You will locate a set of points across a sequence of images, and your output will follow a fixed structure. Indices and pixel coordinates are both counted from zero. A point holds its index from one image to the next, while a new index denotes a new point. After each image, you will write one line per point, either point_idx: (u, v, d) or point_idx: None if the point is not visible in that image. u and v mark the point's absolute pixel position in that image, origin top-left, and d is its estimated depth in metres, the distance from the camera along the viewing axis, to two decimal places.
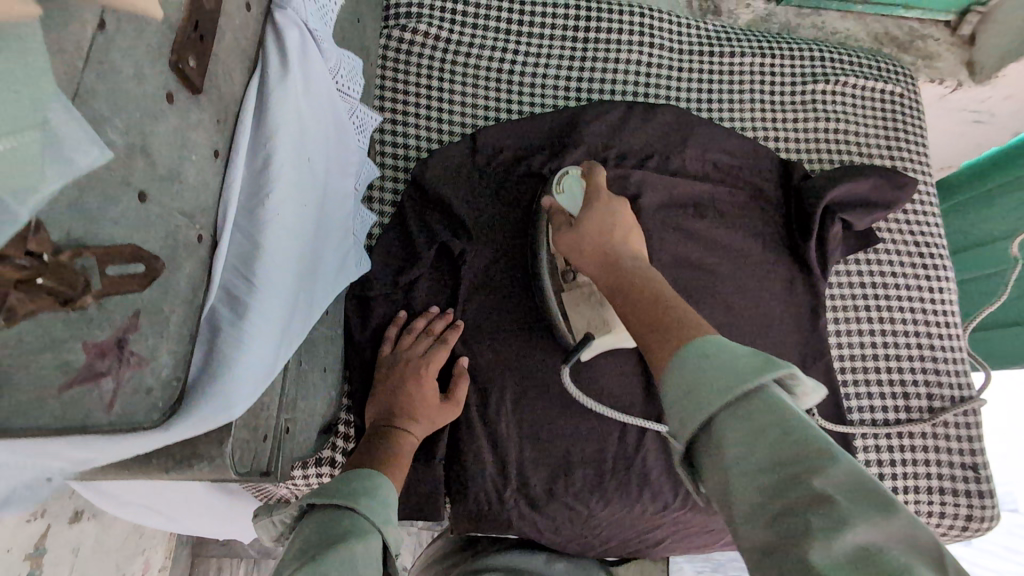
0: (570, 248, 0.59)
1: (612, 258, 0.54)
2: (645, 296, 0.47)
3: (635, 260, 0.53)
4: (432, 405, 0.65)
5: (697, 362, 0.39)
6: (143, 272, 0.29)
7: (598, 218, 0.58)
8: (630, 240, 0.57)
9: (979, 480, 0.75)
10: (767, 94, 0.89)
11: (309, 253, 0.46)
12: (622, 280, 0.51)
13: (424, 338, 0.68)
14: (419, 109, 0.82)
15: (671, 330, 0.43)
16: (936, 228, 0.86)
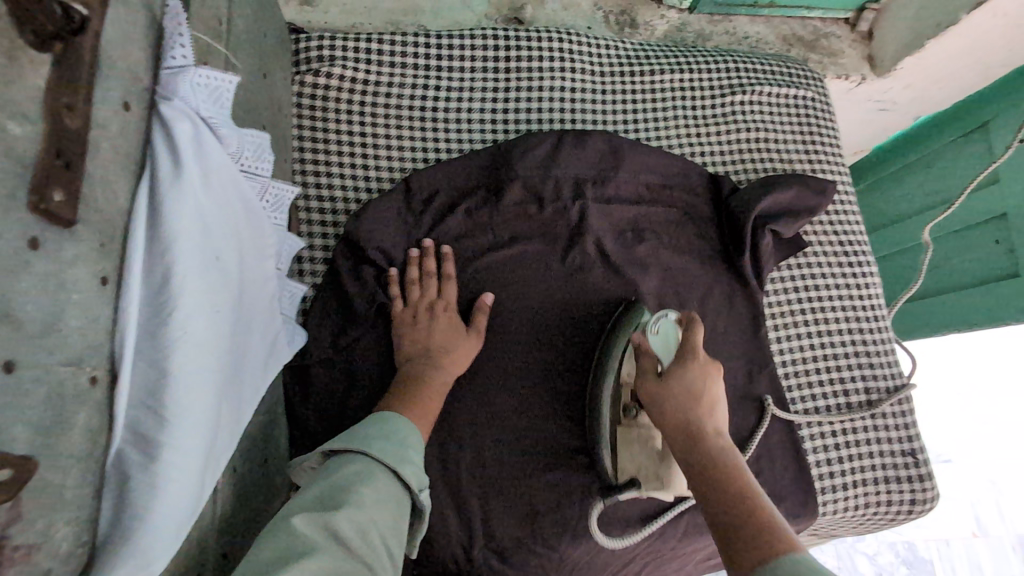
0: (653, 399, 0.60)
1: (699, 429, 0.56)
2: (738, 495, 0.50)
3: (723, 445, 0.55)
4: (458, 338, 0.68)
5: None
6: (10, 478, 0.26)
7: (695, 385, 0.58)
8: (717, 410, 0.58)
9: (918, 464, 0.80)
10: (690, 111, 0.91)
11: (230, 356, 0.43)
12: (713, 462, 0.54)
13: (429, 278, 0.71)
14: (343, 158, 0.78)
15: (755, 532, 0.47)
16: (856, 226, 0.90)
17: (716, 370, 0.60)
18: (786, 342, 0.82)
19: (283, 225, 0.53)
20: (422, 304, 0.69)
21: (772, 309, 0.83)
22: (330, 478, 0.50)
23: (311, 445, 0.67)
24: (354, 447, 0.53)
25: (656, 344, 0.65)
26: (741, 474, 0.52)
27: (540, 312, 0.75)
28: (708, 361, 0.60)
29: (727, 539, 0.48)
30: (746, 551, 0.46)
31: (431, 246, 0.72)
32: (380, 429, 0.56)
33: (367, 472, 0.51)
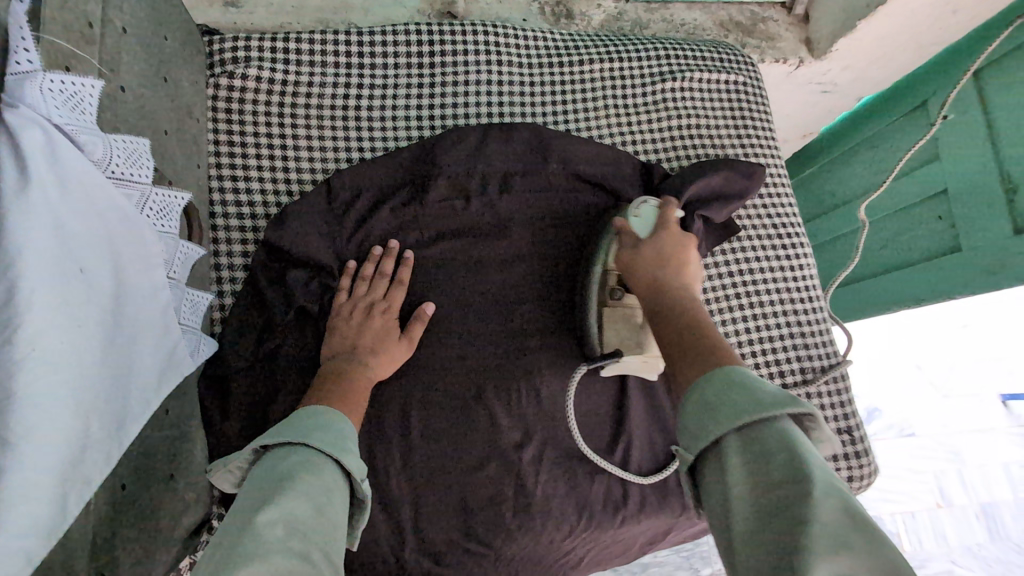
0: (630, 272, 0.65)
1: (665, 283, 0.60)
2: (694, 321, 0.53)
3: (688, 295, 0.59)
4: (393, 343, 0.67)
5: (720, 388, 0.44)
6: None
7: (663, 245, 0.64)
8: (684, 273, 0.62)
9: (854, 441, 0.81)
10: (620, 99, 0.90)
11: (104, 371, 0.42)
12: (681, 302, 0.57)
13: (380, 280, 0.70)
14: (262, 161, 0.75)
15: (697, 348, 0.49)
16: (790, 208, 0.91)
17: (689, 244, 0.65)
18: (721, 327, 0.83)
19: (173, 233, 0.51)
20: (360, 306, 0.69)
21: (706, 294, 0.83)
22: (268, 473, 0.48)
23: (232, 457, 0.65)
24: (292, 440, 0.51)
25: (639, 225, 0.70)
26: (698, 310, 0.55)
27: (469, 310, 0.74)
28: (686, 238, 0.66)
29: (674, 351, 0.51)
30: (683, 362, 0.49)
31: (395, 249, 0.72)
32: (313, 421, 0.54)
33: (315, 463, 0.49)
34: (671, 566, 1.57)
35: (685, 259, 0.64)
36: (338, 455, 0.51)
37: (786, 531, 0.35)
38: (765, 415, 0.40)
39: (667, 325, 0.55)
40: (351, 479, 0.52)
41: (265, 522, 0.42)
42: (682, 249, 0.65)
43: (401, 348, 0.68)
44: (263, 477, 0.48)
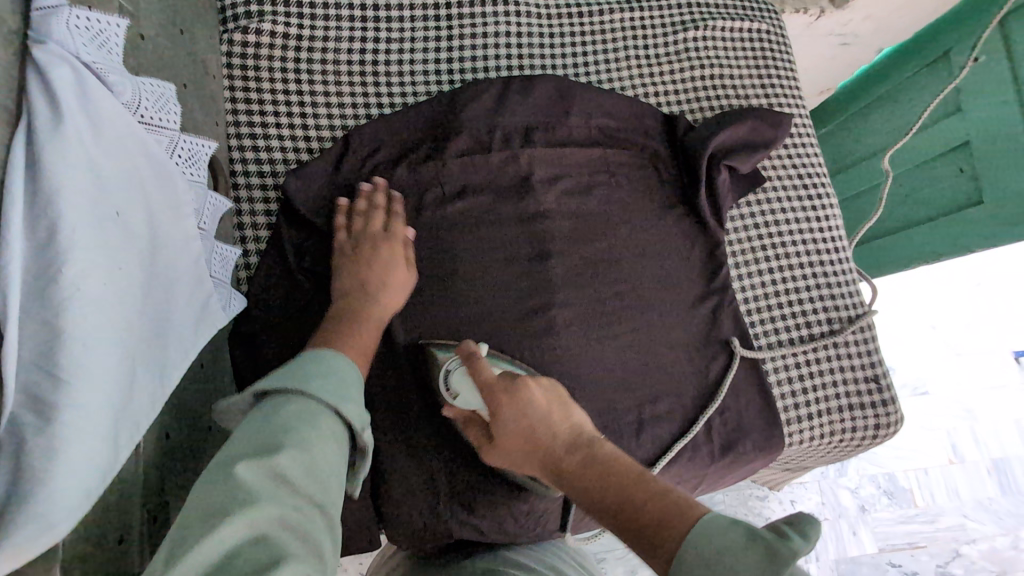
0: (515, 446, 0.60)
1: (554, 451, 0.56)
2: (622, 483, 0.49)
3: (574, 445, 0.55)
4: (398, 269, 0.66)
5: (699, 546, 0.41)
6: None
7: (512, 419, 0.59)
8: (557, 415, 0.58)
9: (882, 389, 0.81)
10: (642, 50, 0.88)
11: (144, 317, 0.41)
12: (569, 464, 0.54)
13: (377, 213, 0.68)
14: (281, 119, 0.74)
15: (657, 523, 0.44)
16: (815, 158, 0.89)
17: (519, 388, 0.59)
18: (747, 279, 0.82)
19: (202, 183, 0.50)
20: (363, 240, 0.67)
21: (733, 248, 0.83)
22: (265, 420, 0.44)
23: None
24: (290, 386, 0.47)
25: (462, 396, 0.64)
26: (600, 465, 0.52)
27: (494, 266, 0.75)
28: (504, 393, 0.59)
29: (637, 533, 0.45)
30: (655, 539, 0.44)
31: (383, 184, 0.70)
32: (316, 368, 0.50)
33: (314, 413, 0.46)
34: None
35: (537, 402, 0.59)
36: (336, 406, 0.48)
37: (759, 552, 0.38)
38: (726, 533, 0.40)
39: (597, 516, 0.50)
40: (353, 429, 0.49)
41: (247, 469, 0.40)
42: (524, 395, 0.59)
43: (406, 277, 0.66)
44: (258, 422, 0.44)
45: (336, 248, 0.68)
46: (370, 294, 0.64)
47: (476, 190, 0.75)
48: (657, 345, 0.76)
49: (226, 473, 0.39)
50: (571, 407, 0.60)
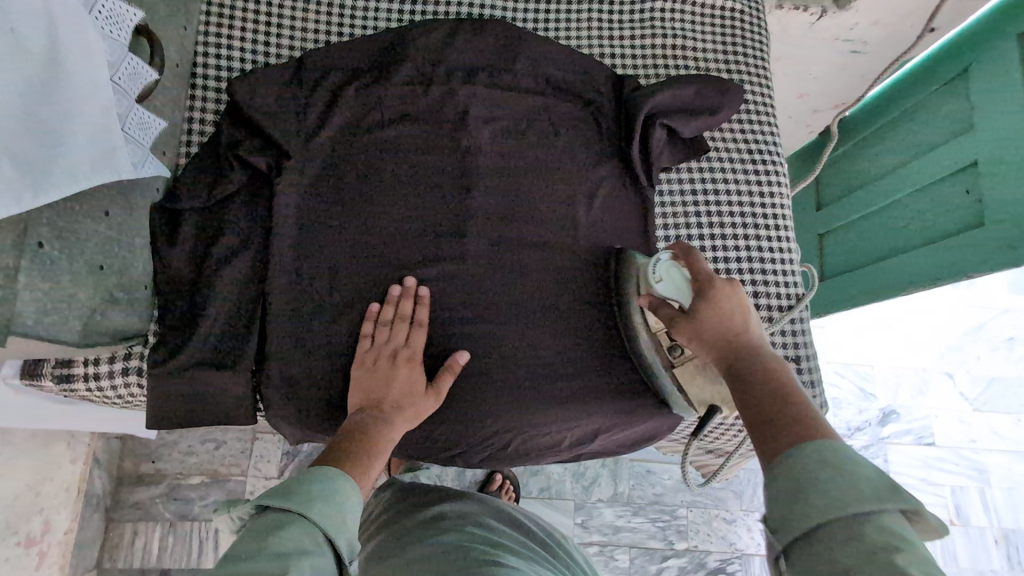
0: (691, 338, 0.63)
1: (736, 351, 0.59)
2: (784, 395, 0.52)
3: (752, 353, 0.59)
4: (418, 394, 0.68)
5: (816, 464, 0.43)
6: None
7: (712, 313, 0.62)
8: (749, 333, 0.61)
9: (801, 371, 0.79)
10: (605, 13, 0.89)
11: (29, 130, 0.49)
12: (742, 363, 0.58)
13: (402, 324, 0.71)
14: (243, 34, 0.80)
15: (790, 429, 0.48)
16: (769, 134, 0.87)
17: (729, 290, 0.62)
18: (675, 241, 0.82)
19: (122, 43, 0.57)
20: (384, 353, 0.69)
21: (664, 210, 0.83)
22: (265, 535, 0.48)
23: (172, 286, 0.69)
24: (297, 509, 0.51)
25: (664, 288, 0.67)
26: (773, 377, 0.55)
27: (417, 189, 0.78)
28: (719, 284, 0.63)
29: (770, 425, 0.50)
30: (777, 436, 0.48)
31: (412, 287, 0.72)
32: (340, 487, 0.55)
33: (310, 538, 0.49)
34: (644, 534, 1.52)
35: (739, 315, 0.61)
36: (331, 534, 0.51)
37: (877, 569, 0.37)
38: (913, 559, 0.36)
39: (747, 409, 0.53)
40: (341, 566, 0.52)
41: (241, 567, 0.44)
42: (728, 301, 0.62)
43: (429, 402, 0.69)
44: (264, 531, 0.49)
45: (360, 357, 0.69)
46: (386, 417, 0.65)
47: (414, 117, 0.79)
48: (568, 286, 0.78)
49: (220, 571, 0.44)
50: (756, 327, 0.62)
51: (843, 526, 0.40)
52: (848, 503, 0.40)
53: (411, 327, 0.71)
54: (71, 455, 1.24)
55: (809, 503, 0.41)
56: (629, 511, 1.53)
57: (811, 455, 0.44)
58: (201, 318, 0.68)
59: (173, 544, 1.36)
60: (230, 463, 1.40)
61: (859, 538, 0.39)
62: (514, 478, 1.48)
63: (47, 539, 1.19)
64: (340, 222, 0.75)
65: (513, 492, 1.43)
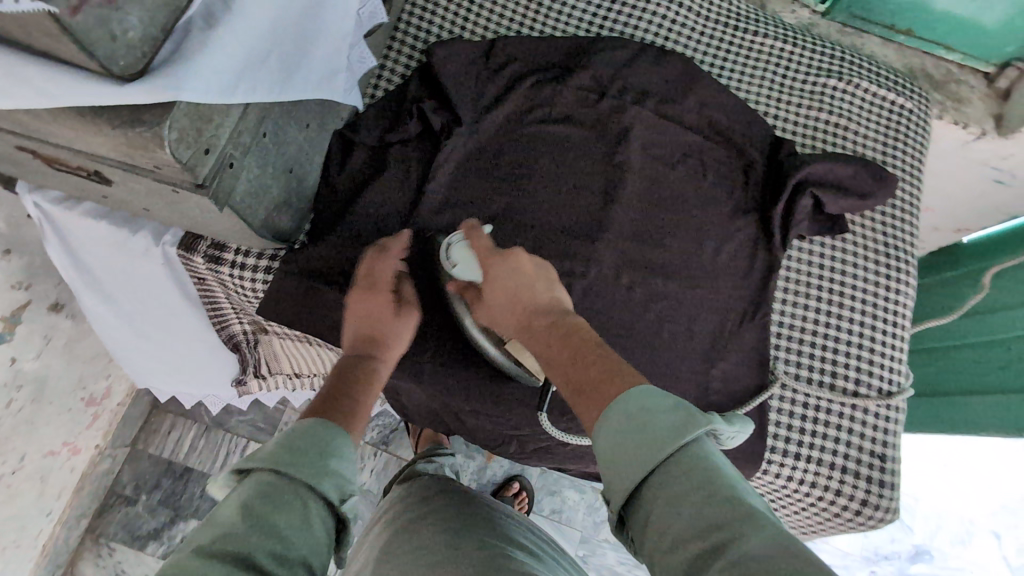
0: (488, 314, 0.67)
1: (533, 318, 0.62)
2: (579, 349, 0.56)
3: (548, 312, 0.62)
4: (393, 319, 0.68)
5: (628, 416, 0.46)
6: None
7: (504, 279, 0.64)
8: (544, 289, 0.64)
9: (883, 470, 0.77)
10: (778, 76, 0.91)
11: (293, 35, 0.53)
12: (533, 325, 0.61)
13: (370, 252, 0.70)
14: (450, 4, 0.87)
15: (598, 387, 0.50)
16: (909, 233, 0.87)
17: (507, 254, 0.65)
18: (792, 307, 0.82)
19: None
20: (358, 285, 0.69)
21: (790, 274, 0.84)
22: (244, 504, 0.44)
23: (330, 209, 0.75)
24: (262, 465, 0.47)
25: (461, 270, 0.68)
26: (576, 334, 0.58)
27: (561, 186, 0.81)
28: (496, 257, 0.65)
29: (579, 388, 0.52)
30: (589, 407, 0.50)
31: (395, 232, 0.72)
32: (308, 432, 0.53)
33: (291, 497, 0.46)
34: None
35: (518, 269, 0.64)
36: (315, 488, 0.48)
37: (713, 530, 0.39)
38: (726, 518, 0.40)
39: (558, 381, 0.56)
40: (333, 506, 0.49)
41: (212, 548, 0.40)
42: (513, 264, 0.65)
43: (406, 325, 0.69)
44: (244, 495, 0.45)
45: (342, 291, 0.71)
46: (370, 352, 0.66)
47: (578, 119, 0.83)
48: (677, 317, 0.80)
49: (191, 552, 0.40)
50: (555, 284, 0.65)
51: (664, 469, 0.44)
52: (661, 452, 0.44)
53: (379, 257, 0.69)
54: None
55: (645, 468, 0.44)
56: (632, 562, 1.50)
57: (620, 417, 0.47)
58: (343, 242, 0.73)
59: (202, 447, 1.39)
60: None
61: (679, 480, 0.43)
62: (531, 490, 1.47)
63: (104, 403, 1.24)
64: (487, 196, 0.79)
65: (526, 503, 1.43)
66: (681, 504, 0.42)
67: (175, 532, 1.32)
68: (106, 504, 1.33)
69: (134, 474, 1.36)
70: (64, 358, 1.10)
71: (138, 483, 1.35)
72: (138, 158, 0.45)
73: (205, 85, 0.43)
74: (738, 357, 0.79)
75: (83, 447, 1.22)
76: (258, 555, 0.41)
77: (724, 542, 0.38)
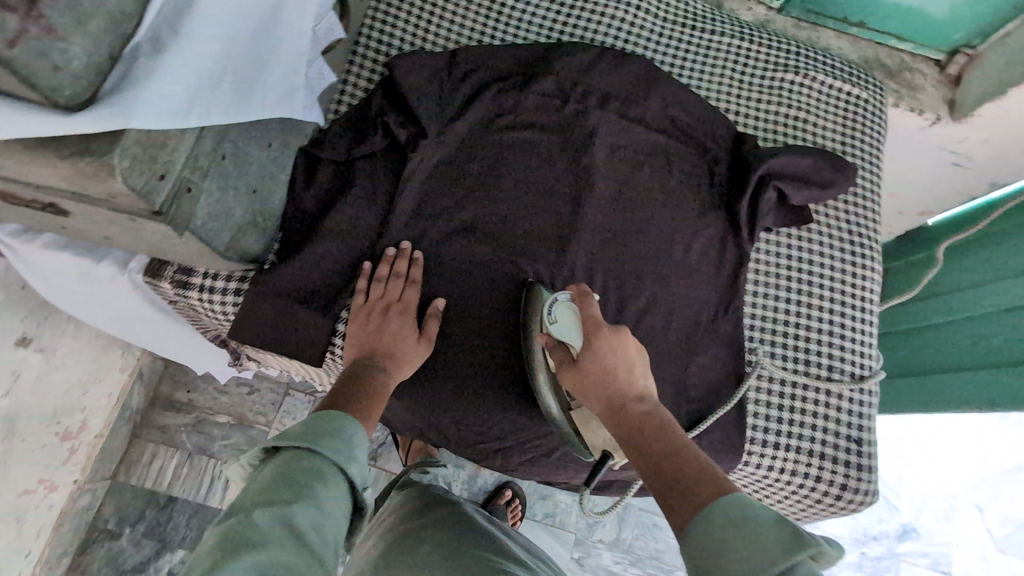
0: (574, 386, 0.63)
1: (624, 404, 0.58)
2: (682, 449, 0.52)
3: (640, 401, 0.58)
4: (408, 342, 0.70)
5: (722, 530, 0.44)
6: None
7: (602, 357, 0.60)
8: (637, 376, 0.60)
9: (860, 454, 0.79)
10: (737, 73, 0.93)
11: (247, 55, 0.53)
12: (625, 414, 0.57)
13: (395, 279, 0.72)
14: (410, 16, 0.87)
15: (693, 490, 0.48)
16: (871, 220, 0.89)
17: (618, 334, 0.61)
18: (762, 298, 0.84)
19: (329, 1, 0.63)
20: (376, 305, 0.71)
21: (759, 266, 0.85)
22: (284, 474, 0.50)
23: (298, 227, 0.74)
24: (301, 442, 0.53)
25: (556, 331, 0.66)
26: (670, 430, 0.55)
27: (531, 192, 0.82)
28: (609, 332, 0.61)
29: (674, 482, 0.50)
30: (677, 506, 0.48)
31: (407, 250, 0.74)
32: (323, 423, 0.56)
33: (322, 471, 0.52)
34: None
35: (626, 355, 0.60)
36: (342, 467, 0.54)
37: None
38: None
39: (643, 468, 0.53)
40: (355, 490, 0.55)
41: (261, 513, 0.46)
42: (618, 344, 0.61)
43: (415, 350, 0.71)
44: (280, 469, 0.51)
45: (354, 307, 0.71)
46: (383, 364, 0.68)
47: (543, 125, 0.84)
48: (652, 315, 0.80)
49: (242, 516, 0.46)
50: (649, 373, 0.62)
51: (758, 574, 0.42)
52: (759, 562, 0.42)
53: (405, 284, 0.72)
54: (121, 364, 1.27)
55: (726, 567, 0.43)
56: (627, 560, 1.50)
57: (721, 526, 0.45)
58: (314, 259, 0.73)
59: (186, 475, 1.36)
60: (258, 411, 1.41)
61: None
62: (523, 497, 1.47)
63: (81, 437, 1.21)
64: (457, 206, 0.80)
65: (519, 510, 1.43)
66: None
67: (161, 563, 1.29)
68: (88, 541, 1.30)
69: (117, 508, 1.33)
70: (35, 393, 1.07)
71: (121, 516, 1.32)
72: (90, 187, 0.44)
73: (152, 114, 0.42)
74: (714, 352, 0.80)
75: (61, 483, 1.19)
76: (295, 518, 0.47)
77: None
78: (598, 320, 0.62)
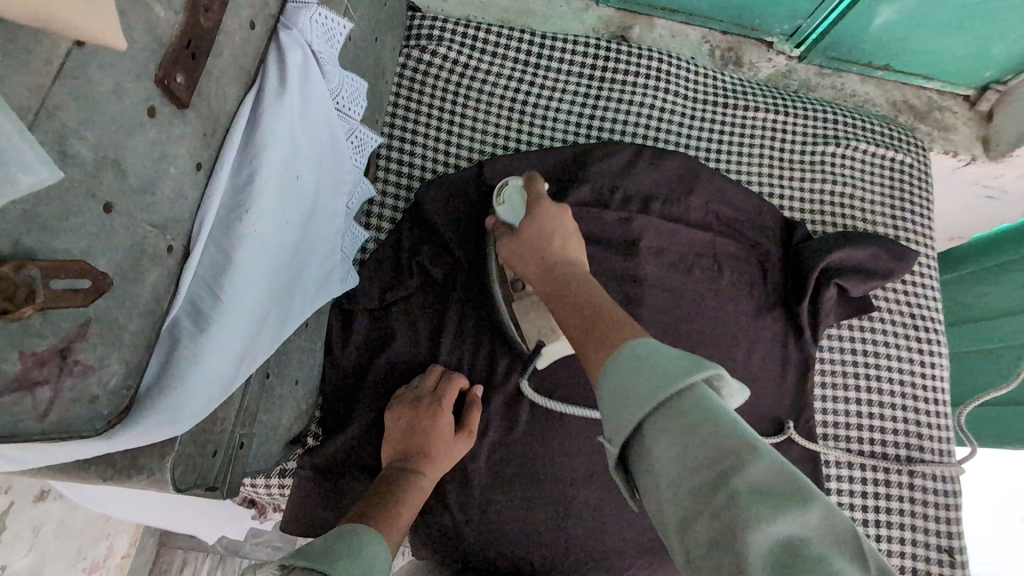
0: (512, 252, 0.58)
1: (556, 264, 0.53)
2: (604, 302, 0.46)
3: (572, 265, 0.53)
4: (445, 443, 0.64)
5: (636, 362, 0.38)
6: (89, 288, 0.30)
7: (542, 219, 0.56)
8: (570, 246, 0.55)
9: (953, 566, 0.75)
10: (776, 152, 0.88)
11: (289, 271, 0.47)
12: (552, 284, 0.52)
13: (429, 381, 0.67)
14: (429, 131, 0.81)
15: (609, 334, 0.42)
16: (933, 301, 0.85)
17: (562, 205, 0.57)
18: (831, 403, 0.79)
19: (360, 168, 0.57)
20: (407, 400, 0.65)
21: (824, 369, 0.80)
22: None
23: (342, 393, 0.69)
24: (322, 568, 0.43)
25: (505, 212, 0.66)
26: (594, 287, 0.49)
27: None
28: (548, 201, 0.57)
29: (592, 324, 0.44)
30: (592, 350, 0.42)
31: (437, 371, 0.68)
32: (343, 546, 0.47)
33: None
34: None
35: (566, 227, 0.56)
36: None
37: (716, 474, 0.32)
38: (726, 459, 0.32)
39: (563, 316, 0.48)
40: None
41: None
42: (556, 218, 0.57)
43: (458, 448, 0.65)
44: None
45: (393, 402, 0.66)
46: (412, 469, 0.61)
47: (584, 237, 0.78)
48: None
49: None
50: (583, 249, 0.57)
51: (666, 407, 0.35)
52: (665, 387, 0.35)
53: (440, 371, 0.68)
54: None
55: (631, 389, 0.36)
56: None
57: (627, 363, 0.38)
58: (361, 429, 0.67)
59: None
60: None
61: (676, 413, 0.35)
62: None
63: (108, 563, 1.15)
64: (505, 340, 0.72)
65: None
66: (688, 446, 0.33)
67: None
68: None
69: None
70: (59, 539, 1.00)
71: None
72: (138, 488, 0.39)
73: (199, 407, 0.37)
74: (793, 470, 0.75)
75: None
76: None
77: (729, 491, 0.31)
78: (536, 193, 0.59)
